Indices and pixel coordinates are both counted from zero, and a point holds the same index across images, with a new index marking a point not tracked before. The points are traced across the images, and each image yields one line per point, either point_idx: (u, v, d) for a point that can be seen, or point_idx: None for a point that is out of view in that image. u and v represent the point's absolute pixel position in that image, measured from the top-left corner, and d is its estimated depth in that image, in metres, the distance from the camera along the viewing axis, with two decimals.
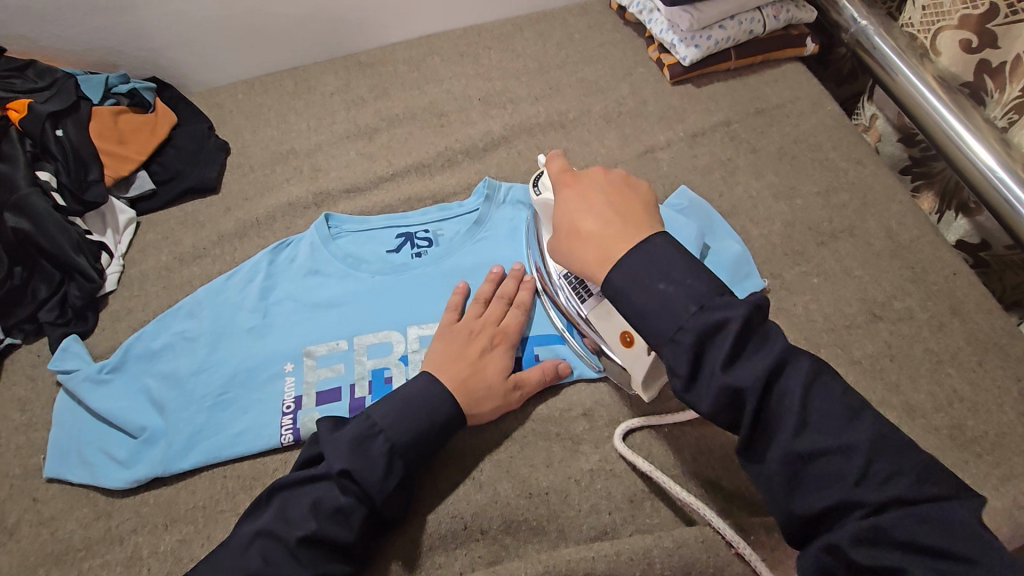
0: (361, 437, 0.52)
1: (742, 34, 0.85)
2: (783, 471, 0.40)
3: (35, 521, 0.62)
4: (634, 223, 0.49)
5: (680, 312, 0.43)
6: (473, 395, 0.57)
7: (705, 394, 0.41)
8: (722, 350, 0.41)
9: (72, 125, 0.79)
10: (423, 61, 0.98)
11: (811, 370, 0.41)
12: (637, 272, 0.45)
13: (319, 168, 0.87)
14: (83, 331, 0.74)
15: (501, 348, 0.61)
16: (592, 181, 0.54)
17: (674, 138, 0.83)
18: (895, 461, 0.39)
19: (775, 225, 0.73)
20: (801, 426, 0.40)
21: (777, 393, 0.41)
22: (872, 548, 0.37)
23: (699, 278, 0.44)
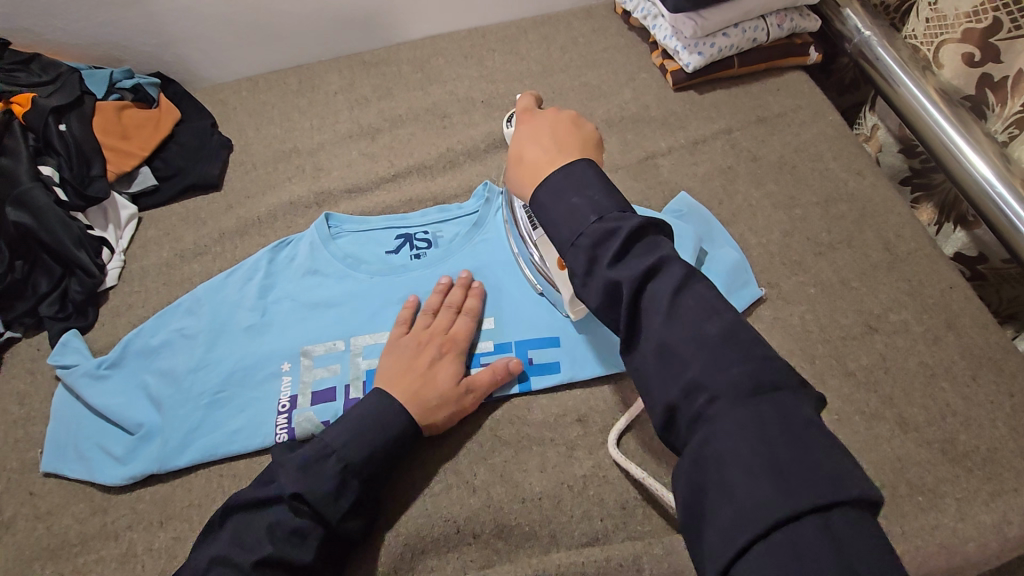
0: (313, 458, 0.52)
1: (746, 42, 0.86)
2: (652, 364, 0.40)
3: (31, 515, 0.62)
4: (567, 152, 0.50)
5: (581, 219, 0.45)
6: (424, 402, 0.58)
7: (595, 290, 0.43)
8: (612, 248, 0.43)
9: (75, 120, 0.80)
10: (427, 62, 0.98)
11: (685, 274, 0.41)
12: (557, 188, 0.47)
13: (321, 166, 0.87)
14: (83, 326, 0.74)
15: (450, 355, 0.61)
16: (541, 115, 0.55)
17: (676, 144, 0.83)
18: (746, 352, 0.38)
19: (774, 234, 0.73)
20: (670, 314, 0.40)
21: (648, 294, 0.41)
22: (721, 444, 0.36)
23: (609, 194, 0.46)
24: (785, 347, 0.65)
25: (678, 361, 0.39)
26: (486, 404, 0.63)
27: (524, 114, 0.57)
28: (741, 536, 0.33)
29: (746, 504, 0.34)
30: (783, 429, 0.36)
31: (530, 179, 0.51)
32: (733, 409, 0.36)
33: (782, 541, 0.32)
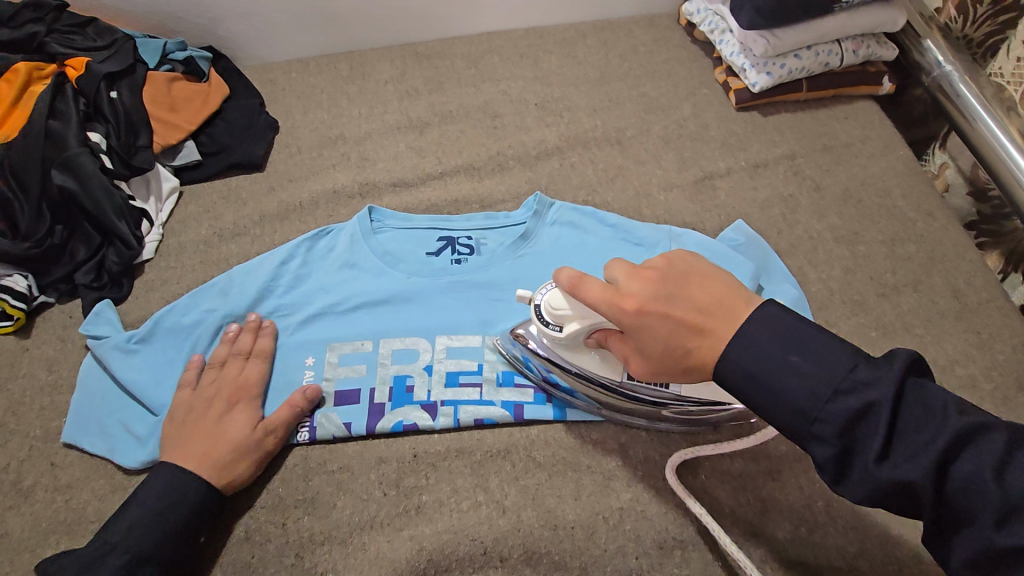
0: (93, 559, 0.51)
1: (818, 66, 0.82)
2: (984, 566, 0.36)
3: (50, 487, 0.61)
4: (723, 315, 0.43)
5: (812, 400, 0.39)
6: (218, 462, 0.56)
7: (857, 484, 0.38)
8: (878, 432, 0.37)
9: (126, 88, 0.79)
10: (481, 59, 0.96)
11: (1004, 450, 0.36)
12: (762, 358, 0.41)
13: (367, 157, 0.85)
14: (116, 297, 0.73)
15: (241, 405, 0.61)
16: (643, 286, 0.45)
17: (735, 166, 0.80)
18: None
19: (835, 270, 0.70)
20: (1005, 514, 0.35)
21: (955, 484, 0.36)
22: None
23: (823, 348, 0.40)
24: None
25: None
26: (517, 424, 0.61)
27: (608, 291, 0.47)
28: None
29: None
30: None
31: (707, 365, 0.43)
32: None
33: None
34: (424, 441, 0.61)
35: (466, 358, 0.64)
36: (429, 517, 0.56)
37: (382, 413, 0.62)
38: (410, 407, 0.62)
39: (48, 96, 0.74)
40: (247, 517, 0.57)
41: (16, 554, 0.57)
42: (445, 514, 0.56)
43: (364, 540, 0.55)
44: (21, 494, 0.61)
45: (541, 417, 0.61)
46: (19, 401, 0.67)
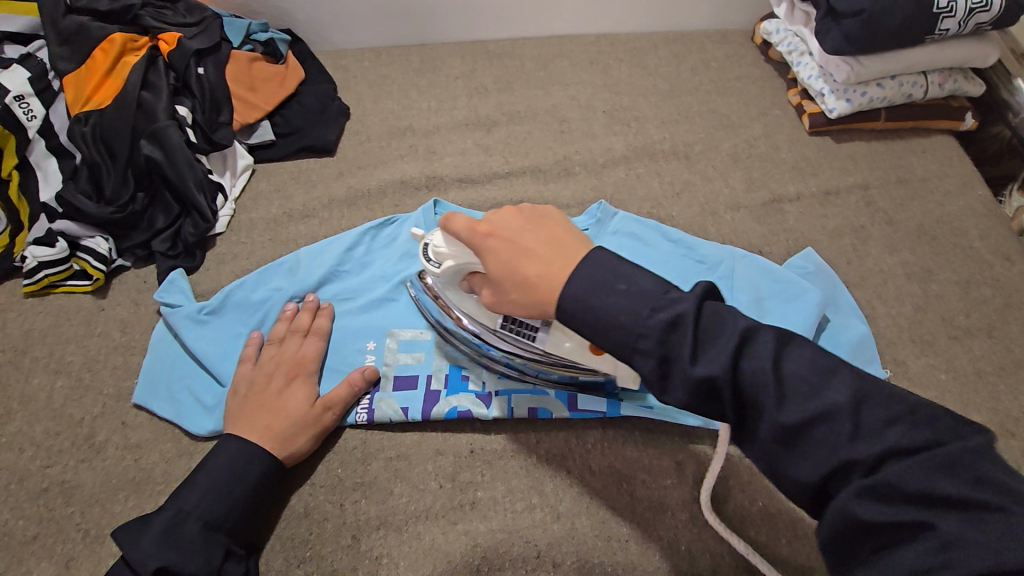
0: (171, 524, 0.52)
1: (900, 96, 0.80)
2: (775, 446, 0.36)
3: (121, 445, 0.64)
4: (565, 252, 0.43)
5: (633, 318, 0.38)
6: (276, 435, 0.58)
7: (676, 389, 0.38)
8: (686, 342, 0.37)
9: (212, 66, 0.82)
10: (551, 62, 0.96)
11: (777, 341, 0.37)
12: (591, 282, 0.40)
13: (434, 150, 0.86)
14: (190, 267, 0.76)
15: (299, 380, 0.62)
16: (505, 218, 0.46)
17: (806, 192, 0.79)
18: (887, 411, 0.34)
19: (905, 307, 0.68)
20: (783, 395, 0.35)
21: (745, 376, 0.36)
22: (894, 501, 0.32)
23: (648, 275, 0.40)
24: None
25: (814, 437, 0.35)
26: (575, 430, 0.62)
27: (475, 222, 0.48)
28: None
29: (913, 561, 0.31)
30: (966, 483, 0.32)
31: (542, 296, 0.42)
32: (894, 469, 0.33)
33: None
34: (482, 437, 0.62)
35: None
36: (485, 515, 0.57)
37: (438, 399, 0.63)
38: (466, 395, 0.64)
39: (141, 68, 0.77)
40: (307, 494, 0.59)
41: (87, 507, 0.60)
42: (500, 512, 0.57)
43: (424, 532, 0.57)
44: (94, 448, 0.64)
45: (595, 410, 0.62)
46: (94, 358, 0.70)
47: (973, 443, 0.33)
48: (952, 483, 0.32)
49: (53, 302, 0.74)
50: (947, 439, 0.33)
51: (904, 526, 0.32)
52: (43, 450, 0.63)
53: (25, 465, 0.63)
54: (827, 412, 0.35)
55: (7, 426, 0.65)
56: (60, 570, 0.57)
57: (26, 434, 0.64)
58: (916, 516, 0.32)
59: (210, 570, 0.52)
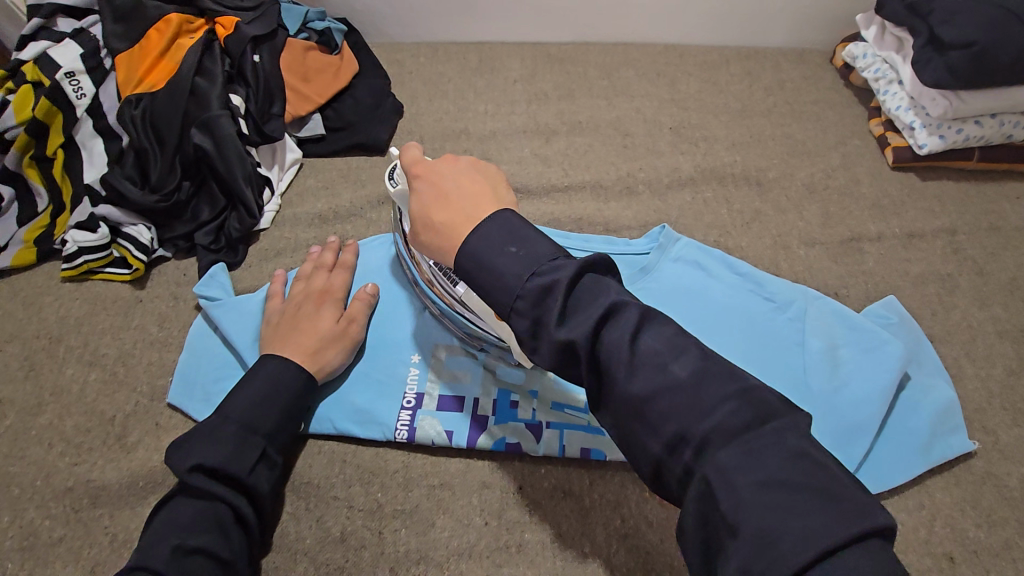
0: (210, 428, 0.52)
1: (999, 136, 0.74)
2: (625, 417, 0.37)
3: (152, 446, 0.61)
4: (477, 203, 0.44)
5: (513, 280, 0.39)
6: (309, 349, 0.59)
7: (545, 351, 0.38)
8: (554, 307, 0.38)
9: (268, 53, 0.79)
10: (616, 71, 0.92)
11: (640, 318, 0.37)
12: (486, 239, 0.41)
13: (489, 157, 0.82)
14: (232, 262, 0.73)
15: (326, 303, 0.63)
16: (439, 165, 0.48)
17: (888, 232, 0.73)
18: (721, 389, 0.35)
19: (996, 368, 0.63)
20: (631, 364, 0.36)
21: (604, 347, 0.37)
22: (720, 489, 0.32)
23: (541, 241, 0.41)
24: (997, 511, 0.55)
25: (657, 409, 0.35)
26: (629, 473, 0.59)
27: (419, 164, 0.50)
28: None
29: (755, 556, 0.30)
30: (787, 465, 0.31)
31: (446, 238, 0.44)
32: (721, 452, 0.33)
33: None
34: (530, 473, 0.59)
35: (571, 389, 0.62)
36: (533, 560, 0.54)
37: (484, 426, 0.60)
38: (514, 426, 0.60)
39: (197, 52, 0.74)
40: (344, 517, 0.56)
41: (116, 510, 0.57)
42: (548, 559, 0.54)
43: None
44: (125, 448, 0.61)
45: None
46: (130, 352, 0.67)
47: (785, 420, 0.33)
48: (771, 461, 0.32)
49: (90, 288, 0.71)
50: (766, 418, 0.33)
51: (730, 520, 0.31)
52: (73, 447, 0.61)
53: (54, 461, 0.60)
54: (668, 387, 0.35)
55: (39, 417, 0.63)
56: None
57: (56, 429, 0.62)
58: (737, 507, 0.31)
59: (244, 469, 0.52)
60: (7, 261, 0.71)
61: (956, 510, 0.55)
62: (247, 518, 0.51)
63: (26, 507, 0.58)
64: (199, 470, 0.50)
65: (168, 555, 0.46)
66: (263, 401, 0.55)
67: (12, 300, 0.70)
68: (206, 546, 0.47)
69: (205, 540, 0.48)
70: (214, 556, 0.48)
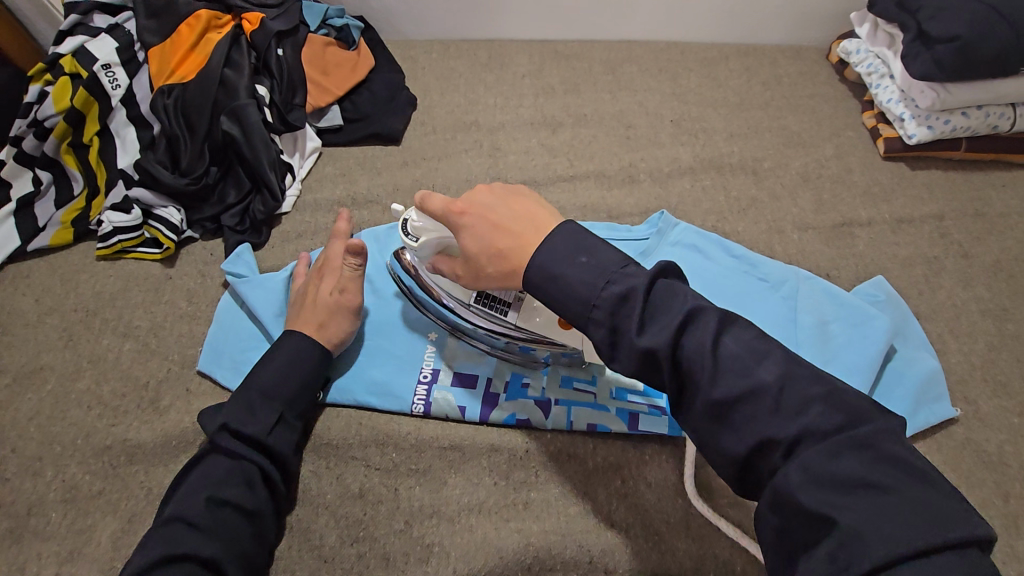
0: (236, 396, 0.57)
1: (984, 127, 0.78)
2: (705, 422, 0.38)
3: (183, 409, 0.65)
4: (535, 227, 0.46)
5: (589, 290, 0.41)
6: (312, 322, 0.62)
7: (624, 357, 0.40)
8: (633, 315, 0.39)
9: (290, 47, 0.84)
10: (619, 66, 0.96)
11: (717, 322, 0.39)
12: (556, 253, 0.43)
13: (498, 147, 0.86)
14: (256, 242, 0.77)
15: (326, 276, 0.65)
16: (476, 195, 0.49)
17: (878, 218, 0.77)
18: (807, 392, 0.36)
19: (978, 344, 0.66)
20: (715, 373, 0.37)
21: (685, 353, 0.38)
22: (803, 486, 0.33)
23: (609, 250, 0.43)
24: (976, 474, 0.58)
25: (741, 413, 0.36)
26: (630, 438, 0.62)
27: (451, 202, 0.50)
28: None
29: (837, 548, 0.31)
30: (876, 466, 0.32)
31: (516, 267, 0.45)
32: (808, 453, 0.34)
33: None
34: (537, 438, 0.62)
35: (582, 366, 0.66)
36: (539, 515, 0.58)
37: (496, 402, 0.64)
38: (525, 403, 0.64)
39: (226, 45, 0.79)
40: (363, 475, 0.60)
41: (151, 466, 0.62)
42: (552, 515, 0.58)
43: (476, 530, 0.57)
44: (158, 410, 0.65)
45: (654, 430, 0.62)
46: (161, 324, 0.72)
47: (876, 424, 0.34)
48: (857, 462, 0.33)
49: (123, 266, 0.76)
50: (856, 422, 0.34)
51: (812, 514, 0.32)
52: (110, 409, 0.65)
53: (92, 422, 0.65)
54: (752, 390, 0.36)
55: (78, 382, 0.67)
56: (122, 526, 0.59)
57: (94, 393, 0.66)
58: (823, 502, 0.32)
59: (265, 431, 0.56)
60: (47, 240, 0.76)
61: None
62: (272, 476, 0.55)
63: (67, 463, 0.62)
64: (227, 430, 0.55)
65: (202, 505, 0.50)
66: (284, 369, 0.59)
67: (51, 276, 0.75)
68: (234, 498, 0.52)
69: (234, 492, 0.52)
70: (243, 508, 0.52)
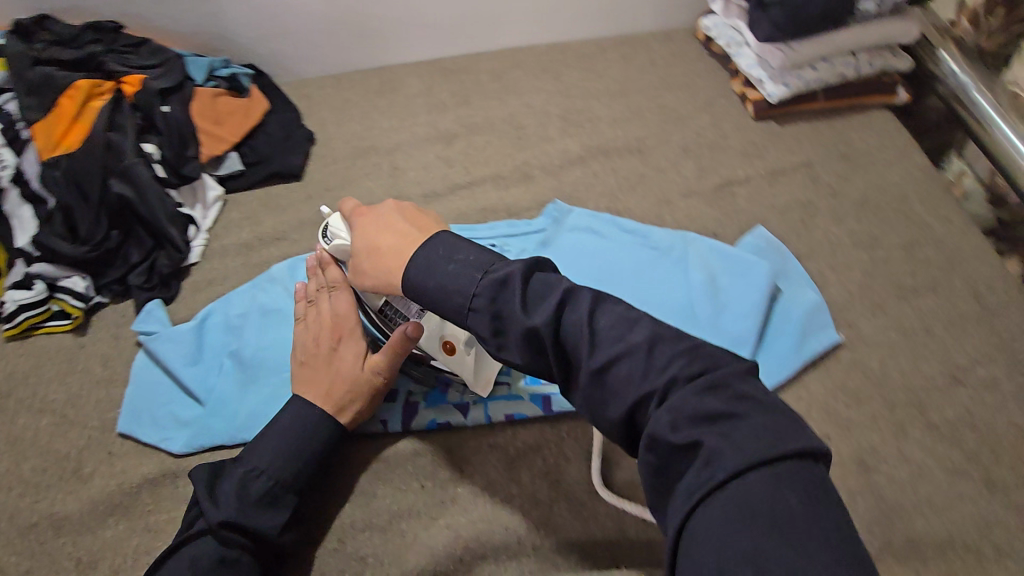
0: (243, 481, 0.54)
1: (834, 77, 0.85)
2: (593, 391, 0.41)
3: (107, 473, 0.65)
4: (420, 235, 0.52)
5: (468, 283, 0.46)
6: (335, 400, 0.59)
7: (513, 344, 0.44)
8: (513, 300, 0.44)
9: (177, 103, 0.85)
10: (505, 73, 1.00)
11: (592, 299, 0.43)
12: (432, 259, 0.48)
13: (397, 167, 0.89)
14: (166, 297, 0.78)
15: (346, 339, 0.62)
16: (383, 206, 0.56)
17: (754, 174, 0.82)
18: (672, 349, 0.40)
19: (854, 274, 0.71)
20: (590, 342, 0.41)
21: (566, 327, 0.42)
22: (671, 425, 0.37)
23: (482, 250, 0.48)
24: (864, 391, 0.62)
25: (617, 373, 0.40)
26: (547, 419, 0.65)
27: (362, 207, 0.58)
28: (694, 495, 0.34)
29: (699, 472, 0.35)
30: (726, 402, 0.37)
31: (393, 268, 0.51)
32: (677, 398, 0.38)
33: (731, 500, 0.33)
34: (457, 436, 0.64)
35: None
36: (466, 507, 0.59)
37: (416, 411, 0.65)
38: (444, 406, 0.65)
39: (107, 111, 0.80)
40: None
41: (78, 536, 0.61)
42: (479, 504, 0.59)
43: (406, 531, 0.58)
44: (81, 479, 0.65)
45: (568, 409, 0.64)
46: (77, 394, 0.71)
47: (728, 370, 0.39)
48: (714, 401, 0.37)
49: (33, 343, 0.75)
50: (713, 369, 0.39)
51: (682, 450, 0.36)
52: (31, 487, 0.65)
53: (14, 503, 0.64)
54: (625, 350, 0.40)
55: None
56: None
57: (13, 473, 0.66)
58: (689, 432, 0.36)
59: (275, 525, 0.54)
60: None
61: (829, 396, 0.62)
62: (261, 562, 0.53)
63: None
64: (227, 526, 0.52)
65: None
66: (292, 457, 0.56)
67: None
68: None
69: None
70: None
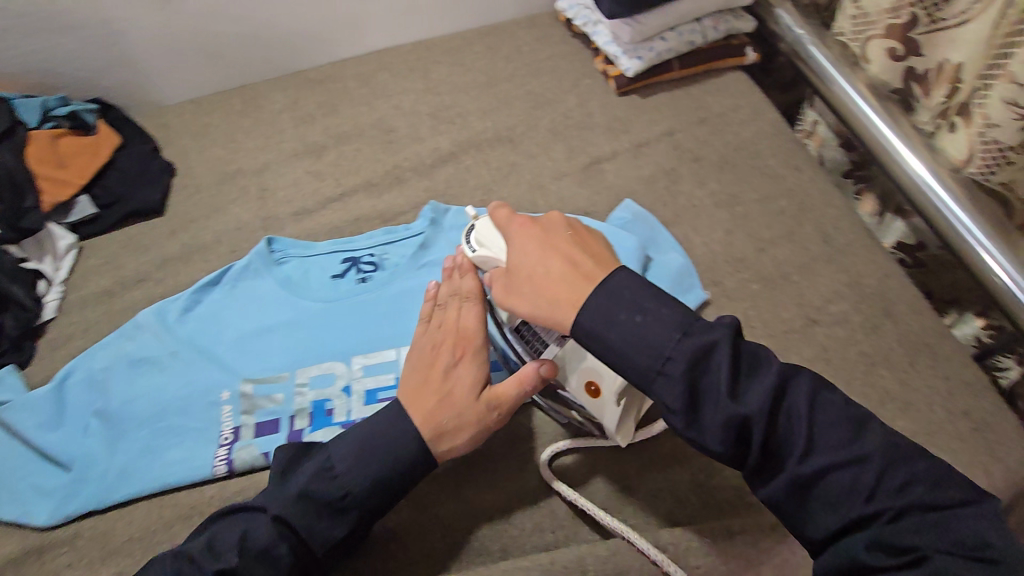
0: (317, 472, 0.51)
1: (684, 45, 0.87)
2: (794, 490, 0.42)
3: None
4: (599, 268, 0.50)
5: (664, 341, 0.45)
6: (439, 425, 0.53)
7: (709, 421, 0.43)
8: (723, 376, 0.43)
9: (7, 150, 0.78)
10: (372, 77, 0.98)
11: (809, 389, 0.43)
12: (605, 307, 0.47)
13: (266, 188, 0.86)
14: (20, 361, 0.72)
15: (466, 358, 0.56)
16: (549, 220, 0.54)
17: (620, 148, 0.84)
18: (907, 472, 0.41)
19: (717, 233, 0.74)
20: (808, 447, 0.42)
21: (776, 419, 0.43)
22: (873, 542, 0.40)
23: (666, 306, 0.46)
24: None
25: (833, 481, 0.41)
26: None
27: (518, 216, 0.56)
28: None
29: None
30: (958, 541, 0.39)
31: (563, 301, 0.49)
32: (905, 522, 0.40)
33: None
34: None
35: (379, 374, 0.66)
36: None
37: (302, 438, 0.63)
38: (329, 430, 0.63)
39: None
40: None
41: None
42: None
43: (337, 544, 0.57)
44: None
45: None
46: None
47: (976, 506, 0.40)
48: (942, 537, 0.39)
49: None
50: (955, 503, 0.40)
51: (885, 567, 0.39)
52: None
53: None
54: (851, 460, 0.41)
55: None
56: None
57: None
58: (908, 557, 0.38)
59: (330, 536, 0.50)
60: None
61: None
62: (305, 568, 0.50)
63: None
64: (280, 521, 0.50)
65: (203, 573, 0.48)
66: (369, 466, 0.51)
67: None
68: None
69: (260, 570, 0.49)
70: None
